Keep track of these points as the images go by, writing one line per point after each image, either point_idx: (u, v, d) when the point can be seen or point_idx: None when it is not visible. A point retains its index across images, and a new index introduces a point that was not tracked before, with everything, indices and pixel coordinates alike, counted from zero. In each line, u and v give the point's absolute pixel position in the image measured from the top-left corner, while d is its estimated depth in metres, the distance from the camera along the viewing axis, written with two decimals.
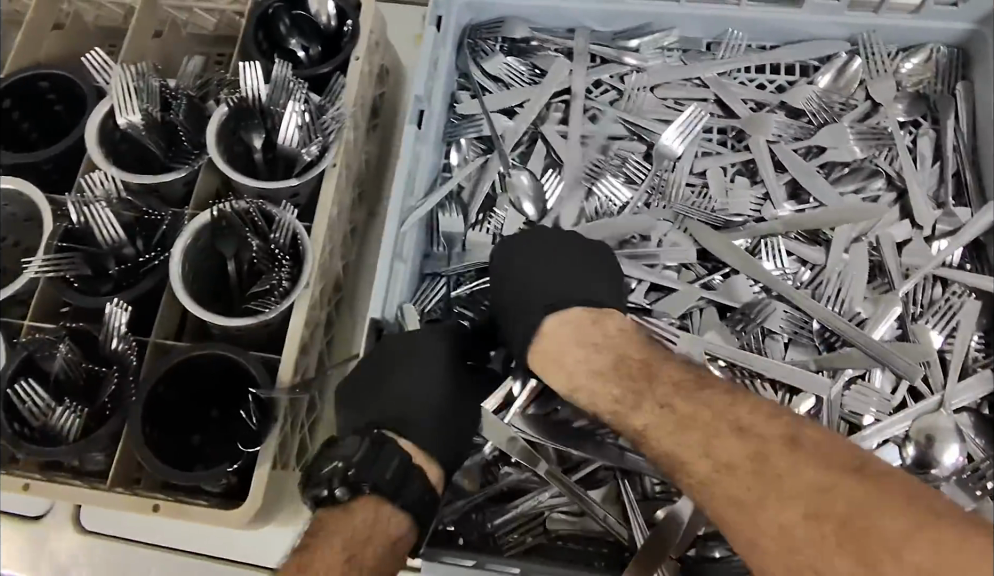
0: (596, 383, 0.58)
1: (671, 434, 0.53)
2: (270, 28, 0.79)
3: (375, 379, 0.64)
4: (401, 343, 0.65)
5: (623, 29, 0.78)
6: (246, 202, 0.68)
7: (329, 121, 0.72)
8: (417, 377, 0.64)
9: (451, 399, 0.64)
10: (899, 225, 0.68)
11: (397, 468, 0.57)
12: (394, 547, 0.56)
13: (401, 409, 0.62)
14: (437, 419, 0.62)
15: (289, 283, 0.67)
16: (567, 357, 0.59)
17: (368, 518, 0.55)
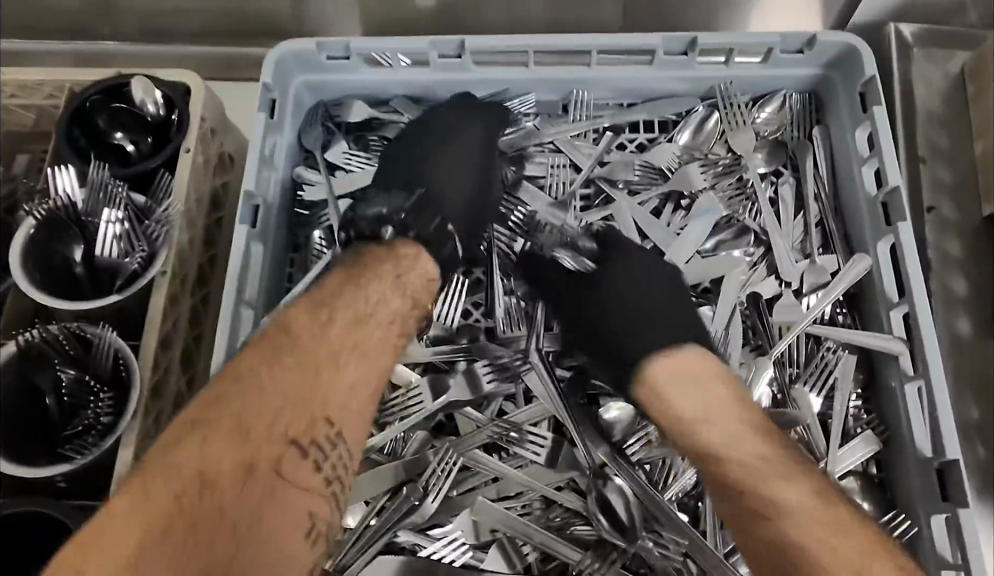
0: (721, 413, 0.52)
1: (782, 478, 0.48)
2: (87, 124, 0.71)
3: (439, 144, 0.68)
4: (449, 111, 0.70)
5: (479, 96, 0.73)
6: (57, 325, 0.60)
7: (155, 225, 0.65)
8: (468, 150, 0.68)
9: (478, 185, 0.68)
10: (768, 280, 0.66)
11: (436, 228, 0.61)
12: (431, 286, 0.59)
13: (447, 181, 0.67)
14: (462, 200, 0.66)
15: (108, 418, 0.59)
16: (690, 382, 0.54)
17: (409, 262, 0.58)
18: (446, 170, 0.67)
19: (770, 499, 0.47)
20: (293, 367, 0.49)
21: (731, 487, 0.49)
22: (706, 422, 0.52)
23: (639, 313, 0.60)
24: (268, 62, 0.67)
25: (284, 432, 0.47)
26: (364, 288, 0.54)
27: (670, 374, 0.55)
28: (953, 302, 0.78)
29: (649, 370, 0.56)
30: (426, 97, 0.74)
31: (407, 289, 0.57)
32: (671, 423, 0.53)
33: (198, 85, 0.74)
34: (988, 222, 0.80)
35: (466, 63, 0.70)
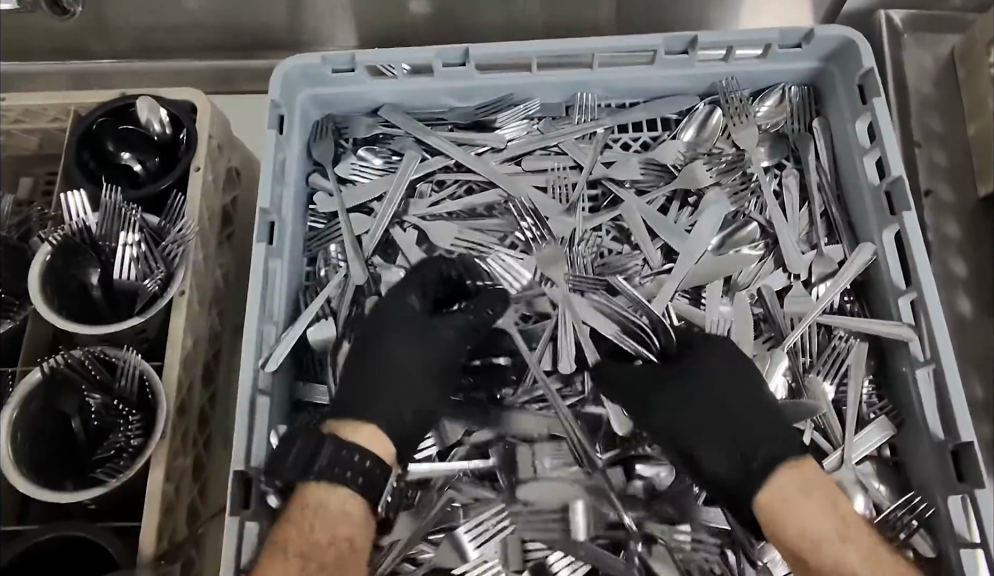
0: (838, 544, 0.50)
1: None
2: (95, 147, 0.72)
3: (369, 374, 0.61)
4: (372, 325, 0.63)
5: (484, 102, 0.74)
6: (82, 351, 0.61)
7: (171, 245, 0.66)
8: (410, 351, 0.62)
9: (426, 407, 0.61)
10: (775, 273, 0.67)
11: (322, 458, 0.54)
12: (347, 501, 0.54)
13: (388, 396, 0.60)
14: (408, 412, 0.60)
15: (138, 440, 0.60)
16: (807, 502, 0.52)
17: (310, 510, 0.53)
18: (384, 390, 0.60)
19: None
20: None
21: None
22: (821, 554, 0.50)
23: (718, 428, 0.58)
24: (274, 79, 0.68)
25: None
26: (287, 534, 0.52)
27: (788, 496, 0.53)
28: (953, 283, 0.80)
29: (771, 490, 0.53)
30: (432, 105, 0.75)
31: (322, 523, 0.52)
32: (801, 545, 0.51)
33: (203, 102, 0.74)
34: (984, 203, 0.82)
35: (470, 70, 0.71)
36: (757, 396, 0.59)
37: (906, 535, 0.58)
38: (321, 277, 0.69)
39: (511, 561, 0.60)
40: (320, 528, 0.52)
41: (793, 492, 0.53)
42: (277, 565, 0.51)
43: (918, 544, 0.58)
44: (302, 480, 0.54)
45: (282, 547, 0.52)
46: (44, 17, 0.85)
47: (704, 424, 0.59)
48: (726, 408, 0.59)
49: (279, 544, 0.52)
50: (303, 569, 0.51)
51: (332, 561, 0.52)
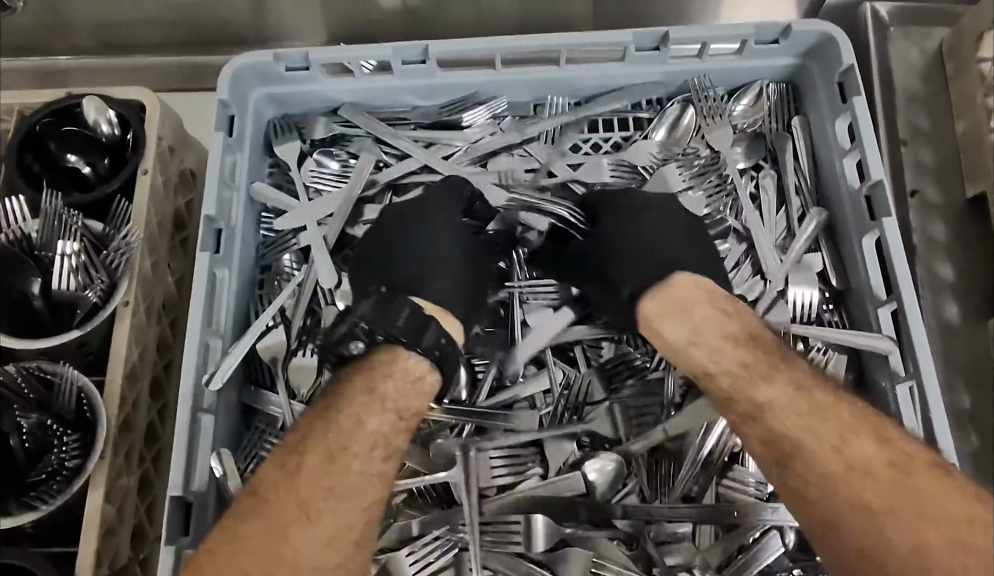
0: (714, 340, 0.54)
1: (766, 383, 0.52)
2: (39, 148, 0.68)
3: (400, 237, 0.62)
4: (406, 207, 0.64)
5: (448, 101, 0.71)
6: (15, 367, 0.58)
7: (114, 254, 0.63)
8: (442, 231, 0.63)
9: (469, 286, 0.61)
10: (752, 281, 0.65)
11: (408, 317, 0.55)
12: (418, 384, 0.55)
13: (422, 268, 0.60)
14: (442, 282, 0.60)
15: (74, 461, 0.57)
16: (692, 306, 0.55)
17: (386, 365, 0.54)
18: (416, 259, 0.61)
19: (757, 406, 0.52)
20: (322, 462, 0.51)
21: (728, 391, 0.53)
22: (689, 349, 0.55)
23: (649, 261, 0.59)
24: (222, 78, 0.64)
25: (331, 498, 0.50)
26: (347, 398, 0.53)
27: (669, 303, 0.56)
28: (940, 287, 0.77)
29: (646, 307, 0.57)
30: (393, 104, 0.71)
31: (395, 391, 0.54)
32: (675, 342, 0.55)
33: (154, 101, 0.70)
34: (973, 203, 0.79)
35: (431, 68, 0.68)
36: (706, 246, 0.61)
37: None
38: (276, 286, 0.66)
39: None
40: (384, 411, 0.53)
41: (658, 314, 0.56)
42: (325, 420, 0.52)
43: None
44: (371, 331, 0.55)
45: (332, 406, 0.53)
46: None
47: (646, 255, 0.59)
48: (642, 246, 0.60)
49: (340, 396, 0.54)
50: (358, 423, 0.52)
51: (376, 442, 0.52)
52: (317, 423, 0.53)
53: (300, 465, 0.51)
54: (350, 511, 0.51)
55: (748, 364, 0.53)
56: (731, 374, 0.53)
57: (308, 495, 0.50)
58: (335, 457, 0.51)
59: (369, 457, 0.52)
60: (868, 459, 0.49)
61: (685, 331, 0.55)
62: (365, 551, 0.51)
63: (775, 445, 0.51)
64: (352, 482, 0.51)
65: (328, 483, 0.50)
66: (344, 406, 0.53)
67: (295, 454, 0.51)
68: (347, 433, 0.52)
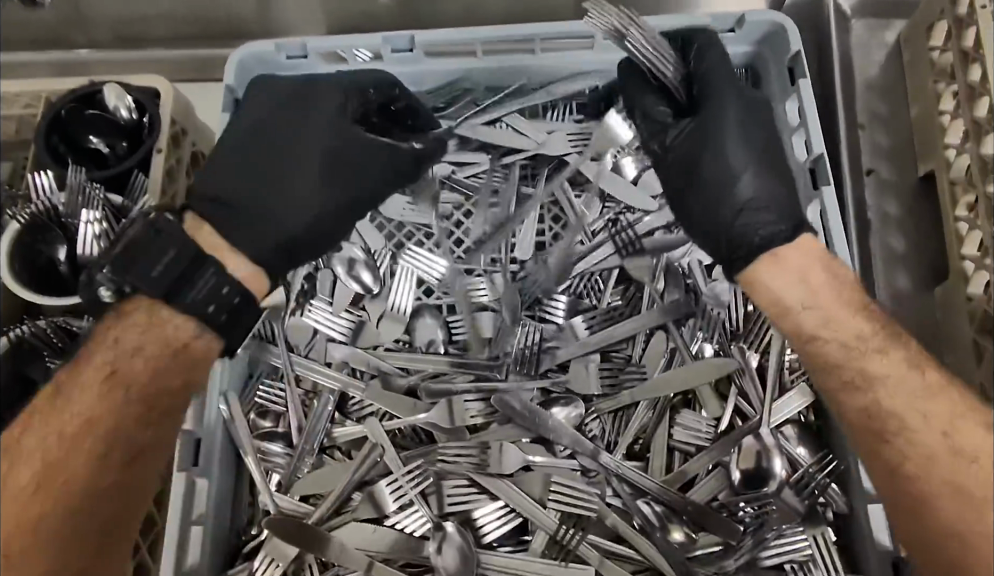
0: (826, 301, 0.53)
1: (878, 361, 0.53)
2: (64, 130, 0.75)
3: (266, 142, 0.61)
4: (294, 106, 0.62)
5: (434, 87, 0.78)
6: (45, 321, 0.66)
7: (130, 224, 0.70)
8: (310, 152, 0.61)
9: (305, 221, 0.60)
10: None
11: (172, 262, 0.53)
12: (178, 353, 0.54)
13: (272, 185, 0.59)
14: (278, 211, 0.59)
15: None
16: (809, 272, 0.54)
17: (140, 329, 0.54)
18: (273, 175, 0.60)
19: (866, 374, 0.53)
20: (55, 453, 0.52)
21: (831, 356, 0.53)
22: (792, 314, 0.54)
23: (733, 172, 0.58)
24: (228, 64, 0.72)
25: (52, 488, 0.52)
26: (85, 377, 0.53)
27: (784, 262, 0.54)
28: (892, 259, 0.83)
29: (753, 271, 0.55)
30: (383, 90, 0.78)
31: (143, 367, 0.54)
32: (791, 307, 0.54)
33: (167, 88, 0.78)
34: (925, 181, 0.84)
35: (418, 55, 0.75)
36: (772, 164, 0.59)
37: (820, 491, 0.62)
38: None
39: (441, 504, 0.64)
40: (115, 393, 0.53)
41: (771, 275, 0.54)
42: (70, 406, 0.53)
43: (831, 500, 0.63)
44: (138, 271, 0.53)
45: (72, 384, 0.53)
46: (22, 9, 0.89)
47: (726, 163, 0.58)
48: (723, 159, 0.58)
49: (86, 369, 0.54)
50: (95, 407, 0.53)
51: (92, 438, 0.53)
52: (35, 423, 0.53)
53: (11, 473, 0.51)
54: (59, 524, 0.51)
55: (857, 338, 0.53)
56: (840, 342, 0.53)
57: (13, 513, 0.50)
58: (65, 445, 0.52)
59: (91, 450, 0.53)
60: (978, 445, 0.50)
61: (801, 298, 0.53)
62: (114, 537, 0.55)
63: (873, 417, 0.53)
64: (86, 473, 0.52)
65: (41, 493, 0.51)
66: (85, 384, 0.53)
67: (9, 457, 0.52)
68: (86, 421, 0.53)
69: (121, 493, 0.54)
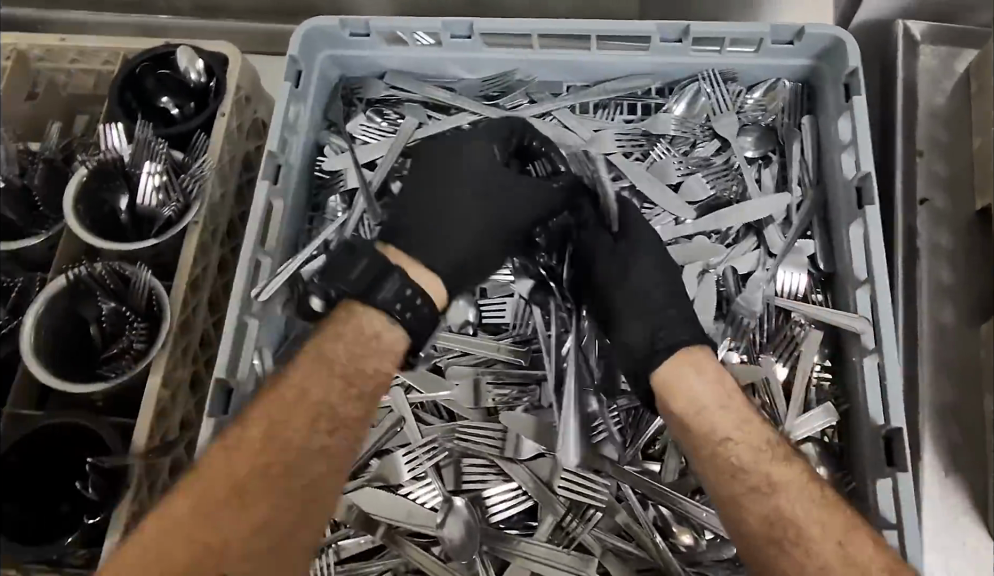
0: (720, 412, 0.57)
1: (778, 463, 0.55)
2: (138, 87, 0.80)
3: (429, 182, 0.66)
4: (437, 154, 0.67)
5: (490, 75, 0.80)
6: (103, 264, 0.68)
7: (189, 180, 0.73)
8: (465, 183, 0.65)
9: (472, 249, 0.63)
10: (747, 256, 0.71)
11: (363, 270, 0.59)
12: (373, 342, 0.58)
13: (441, 217, 0.64)
14: (449, 241, 0.63)
15: (141, 344, 0.67)
16: (705, 381, 0.58)
17: (344, 319, 0.59)
18: (436, 208, 0.64)
19: (767, 475, 0.55)
20: (265, 427, 0.56)
21: (730, 454, 0.56)
22: (701, 419, 0.57)
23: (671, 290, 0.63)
24: (293, 36, 0.74)
25: (263, 460, 0.55)
26: (299, 365, 0.58)
27: (685, 372, 0.58)
28: (940, 291, 0.81)
29: (657, 375, 0.59)
30: (439, 73, 0.81)
31: (348, 354, 0.58)
32: (687, 411, 0.57)
33: (236, 55, 0.81)
34: (982, 216, 0.82)
35: (476, 42, 0.76)
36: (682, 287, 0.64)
37: None
38: (321, 223, 0.76)
39: (453, 479, 0.66)
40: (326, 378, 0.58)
41: (678, 376, 0.58)
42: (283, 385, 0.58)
43: None
44: (339, 284, 0.59)
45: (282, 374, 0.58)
46: None
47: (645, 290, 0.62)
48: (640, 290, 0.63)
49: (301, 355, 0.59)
50: (306, 391, 0.57)
51: (304, 420, 0.57)
52: (259, 404, 0.57)
53: (238, 439, 0.56)
54: (268, 497, 0.55)
55: (758, 447, 0.56)
56: (743, 451, 0.56)
57: (238, 482, 0.54)
58: (275, 419, 0.56)
59: (299, 426, 0.56)
60: (868, 557, 0.52)
61: (701, 402, 0.57)
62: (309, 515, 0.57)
63: (773, 524, 0.54)
64: (292, 450, 0.56)
65: (264, 455, 0.55)
66: (297, 366, 0.58)
67: (237, 430, 0.56)
68: (292, 398, 0.57)
69: (319, 471, 0.57)
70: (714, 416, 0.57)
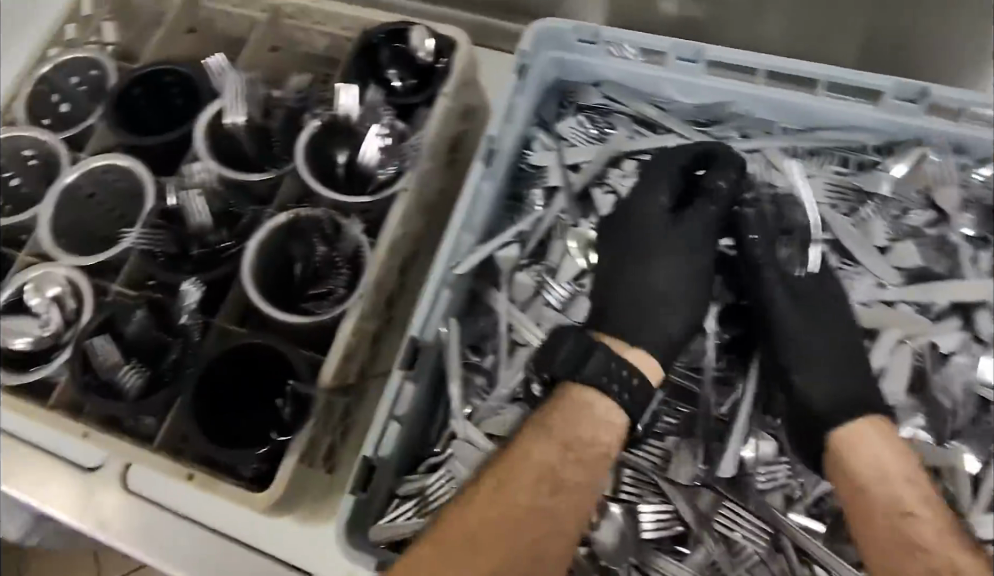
0: (903, 481, 0.66)
1: (952, 544, 0.64)
2: (372, 56, 0.87)
3: (627, 263, 0.76)
4: (627, 220, 0.77)
5: (705, 101, 0.81)
6: (322, 210, 0.75)
7: (409, 148, 0.80)
8: (657, 263, 0.74)
9: (684, 331, 0.73)
10: (953, 334, 0.76)
11: (571, 350, 0.70)
12: (604, 424, 0.68)
13: (650, 304, 0.73)
14: (662, 327, 0.72)
15: (344, 289, 0.74)
16: (892, 451, 0.67)
17: (568, 400, 0.68)
18: (639, 292, 0.74)
19: (947, 555, 0.63)
20: (503, 483, 0.66)
21: (905, 519, 0.65)
22: (884, 483, 0.66)
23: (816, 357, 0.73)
24: (527, 32, 0.77)
25: (499, 512, 0.65)
26: (531, 435, 0.68)
27: (874, 436, 0.68)
28: None
29: (838, 433, 0.69)
30: (653, 90, 0.82)
31: (573, 429, 0.67)
32: (871, 473, 0.67)
33: (464, 41, 0.86)
34: None
35: (700, 68, 0.77)
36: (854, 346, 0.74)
37: None
38: (521, 213, 0.81)
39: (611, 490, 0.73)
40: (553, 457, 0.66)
41: (865, 438, 0.68)
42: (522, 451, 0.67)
43: None
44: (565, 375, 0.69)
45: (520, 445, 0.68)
46: None
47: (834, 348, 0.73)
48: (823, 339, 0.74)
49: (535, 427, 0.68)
50: (543, 462, 0.66)
51: (537, 483, 0.66)
52: (498, 468, 0.67)
53: (476, 493, 0.66)
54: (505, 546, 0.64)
55: (941, 529, 0.64)
56: (925, 523, 0.64)
57: (480, 527, 0.64)
58: (511, 478, 0.66)
59: (531, 487, 0.66)
60: None
61: (884, 464, 0.67)
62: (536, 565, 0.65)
63: None
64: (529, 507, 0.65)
65: (499, 510, 0.65)
66: (531, 435, 0.68)
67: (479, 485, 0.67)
68: (526, 462, 0.67)
69: (547, 530, 0.65)
70: (899, 484, 0.66)
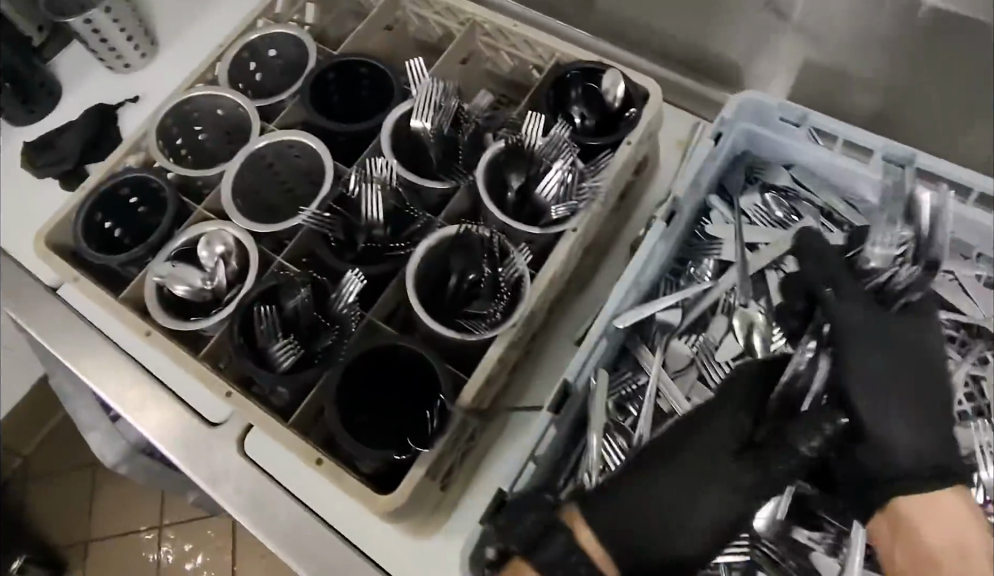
0: (961, 555, 0.63)
1: None
2: (562, 90, 0.88)
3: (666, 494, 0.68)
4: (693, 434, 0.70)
5: None
6: (490, 232, 0.75)
7: (587, 189, 0.79)
8: (672, 477, 0.68)
9: (694, 542, 0.67)
10: None
11: (556, 542, 0.64)
12: None
13: (658, 536, 0.67)
14: (678, 540, 0.67)
15: (501, 315, 0.73)
16: (960, 525, 0.64)
17: None
18: (663, 502, 0.68)
19: None
20: None
21: None
22: (963, 558, 0.63)
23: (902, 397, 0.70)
24: (732, 102, 0.81)
25: None
26: None
27: (953, 509, 0.65)
28: None
29: (902, 502, 0.66)
30: (848, 186, 0.85)
31: None
32: (951, 552, 0.63)
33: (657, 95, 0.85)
34: None
35: None
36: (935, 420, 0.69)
37: None
38: (685, 278, 0.84)
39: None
40: (627, 558, 0.66)
41: (947, 510, 0.65)
42: None
43: None
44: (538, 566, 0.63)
45: None
46: None
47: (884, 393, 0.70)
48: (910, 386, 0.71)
49: None
50: None
51: None
52: None
53: None
54: None
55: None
56: None
57: None
58: None
59: None
60: None
61: (954, 532, 0.64)
62: None
63: None
64: None
65: None
66: None
67: None
68: None
69: None
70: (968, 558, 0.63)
